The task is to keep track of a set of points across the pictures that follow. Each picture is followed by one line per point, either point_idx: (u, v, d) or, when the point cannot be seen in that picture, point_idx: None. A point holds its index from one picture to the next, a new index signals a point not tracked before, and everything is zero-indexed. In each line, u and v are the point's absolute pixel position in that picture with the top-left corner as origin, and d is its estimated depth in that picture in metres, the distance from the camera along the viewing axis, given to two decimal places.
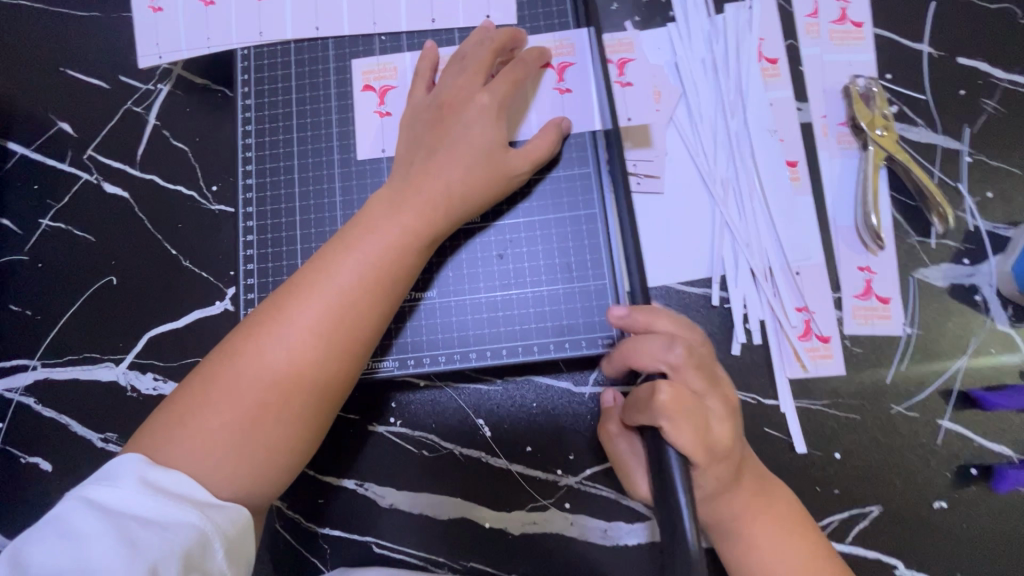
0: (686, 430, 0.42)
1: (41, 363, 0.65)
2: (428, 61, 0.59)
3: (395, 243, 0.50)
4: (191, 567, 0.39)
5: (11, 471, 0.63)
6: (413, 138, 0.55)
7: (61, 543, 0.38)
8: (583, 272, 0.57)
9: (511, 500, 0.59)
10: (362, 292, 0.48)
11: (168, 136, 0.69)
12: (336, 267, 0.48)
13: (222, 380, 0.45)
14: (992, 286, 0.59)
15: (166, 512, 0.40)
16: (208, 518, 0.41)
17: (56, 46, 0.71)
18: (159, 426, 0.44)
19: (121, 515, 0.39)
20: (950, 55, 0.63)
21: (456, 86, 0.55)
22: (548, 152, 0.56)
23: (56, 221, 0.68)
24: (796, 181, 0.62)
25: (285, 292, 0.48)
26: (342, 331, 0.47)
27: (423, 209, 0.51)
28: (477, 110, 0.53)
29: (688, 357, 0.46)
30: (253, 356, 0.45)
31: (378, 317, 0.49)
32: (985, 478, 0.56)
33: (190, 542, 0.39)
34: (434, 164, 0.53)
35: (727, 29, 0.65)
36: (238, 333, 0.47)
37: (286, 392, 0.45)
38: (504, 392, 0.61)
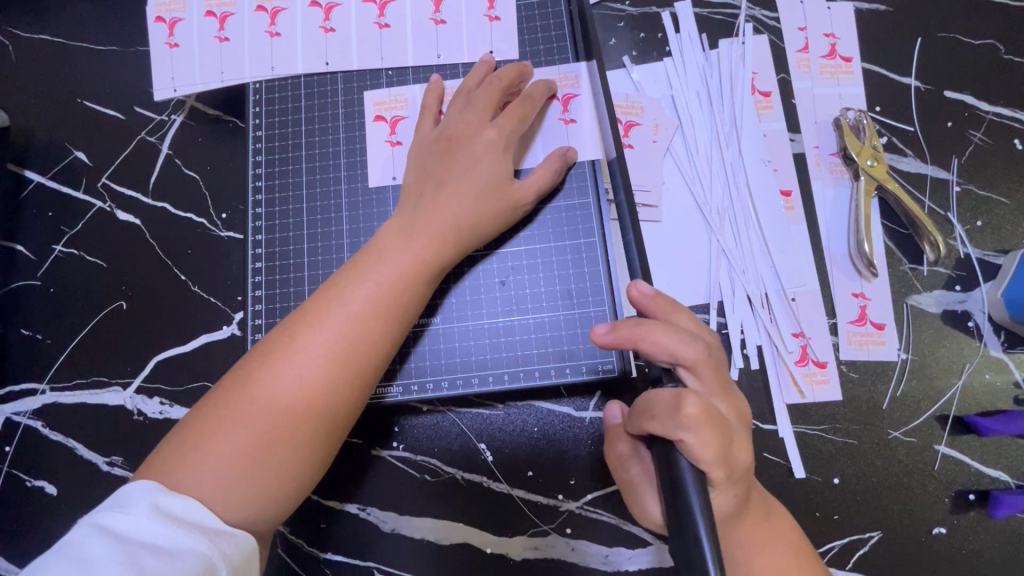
0: (711, 446, 0.39)
1: (50, 387, 0.66)
2: (434, 94, 0.61)
3: (405, 272, 0.51)
4: None
5: (17, 495, 0.64)
6: (420, 170, 0.57)
7: (71, 568, 0.38)
8: (583, 299, 0.58)
9: (513, 525, 0.60)
10: (373, 320, 0.49)
11: (180, 165, 0.71)
12: (349, 294, 0.50)
13: (235, 405, 0.46)
14: (984, 312, 0.60)
15: (175, 540, 0.40)
16: (215, 547, 0.41)
17: (74, 79, 0.74)
18: (172, 451, 0.45)
19: (131, 541, 0.39)
20: (937, 88, 0.65)
21: (463, 121, 0.57)
22: (550, 181, 0.57)
23: (69, 247, 0.70)
24: (791, 209, 0.64)
25: (297, 318, 0.50)
26: (354, 357, 0.48)
27: (432, 238, 0.53)
28: (485, 144, 0.56)
29: (706, 359, 0.43)
30: (266, 383, 0.47)
31: (388, 344, 0.50)
32: (983, 503, 0.56)
33: (197, 569, 0.39)
34: (441, 195, 0.54)
35: (721, 63, 0.67)
36: (251, 359, 0.49)
37: (298, 417, 0.46)
38: (506, 417, 0.61)
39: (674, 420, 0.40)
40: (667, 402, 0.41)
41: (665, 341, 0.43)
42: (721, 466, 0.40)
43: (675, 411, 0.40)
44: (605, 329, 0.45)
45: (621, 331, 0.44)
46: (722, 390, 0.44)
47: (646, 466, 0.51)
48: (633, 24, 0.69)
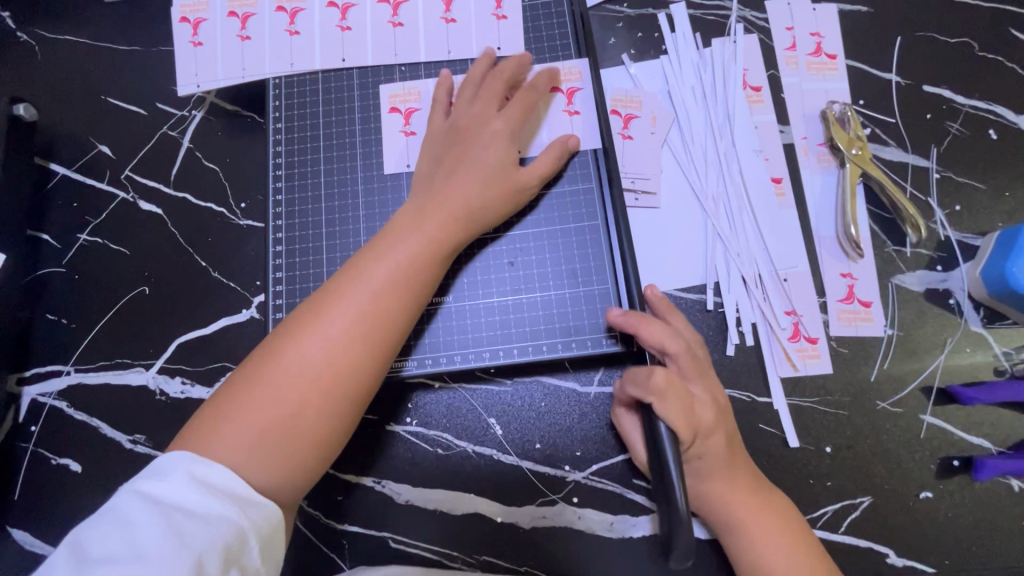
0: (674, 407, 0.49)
1: (75, 369, 0.69)
2: (445, 88, 0.64)
3: (421, 251, 0.55)
4: (230, 560, 0.42)
5: (42, 472, 0.66)
6: (433, 159, 0.61)
7: (114, 530, 0.40)
8: (587, 277, 0.62)
9: (521, 495, 0.62)
10: (393, 294, 0.53)
11: (200, 158, 0.74)
12: (369, 274, 0.53)
13: (263, 378, 0.49)
14: (965, 290, 0.64)
15: (210, 507, 0.43)
16: (247, 515, 0.44)
17: (99, 77, 0.77)
18: (206, 425, 0.48)
19: (169, 506, 0.42)
20: (916, 83, 0.70)
21: (473, 113, 0.61)
22: (555, 166, 0.61)
23: (93, 236, 0.73)
24: (782, 195, 0.68)
25: (319, 297, 0.53)
26: (375, 331, 0.51)
27: (446, 221, 0.56)
28: (493, 133, 0.60)
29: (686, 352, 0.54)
30: (294, 356, 0.49)
31: (407, 316, 0.54)
32: (967, 469, 0.59)
33: (230, 536, 0.42)
34: (454, 179, 0.58)
35: (715, 59, 0.71)
36: (277, 337, 0.51)
37: (323, 388, 0.49)
38: (514, 392, 0.64)
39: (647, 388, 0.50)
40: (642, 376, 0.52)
41: (655, 332, 0.53)
42: (685, 426, 0.49)
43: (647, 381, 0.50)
44: (619, 313, 0.55)
45: (629, 317, 0.54)
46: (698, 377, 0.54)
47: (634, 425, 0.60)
48: (631, 24, 0.73)
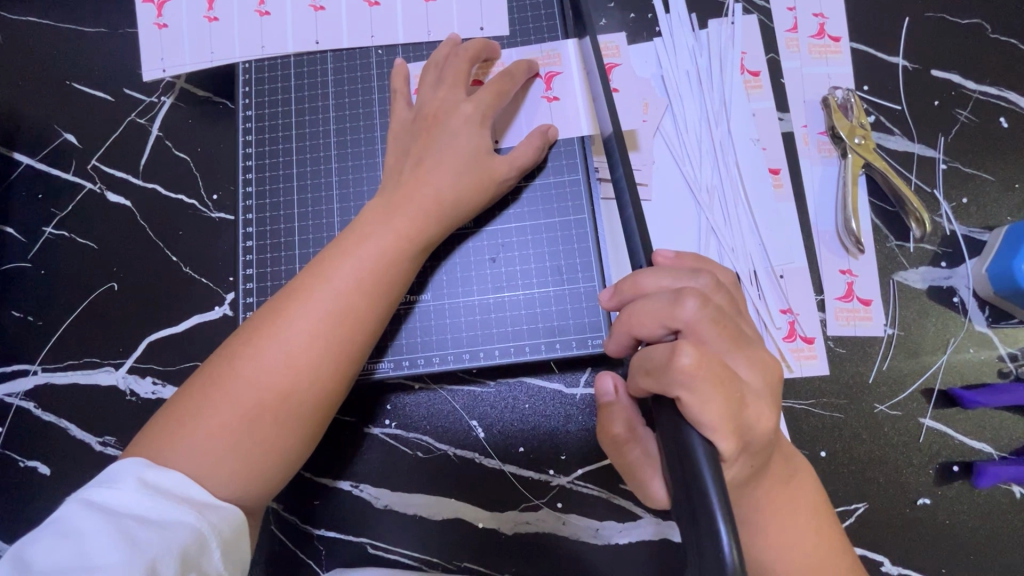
0: (713, 401, 0.38)
1: (42, 368, 0.66)
2: (433, 71, 0.59)
3: (391, 248, 0.51)
4: (189, 565, 0.40)
5: (10, 475, 0.64)
6: (402, 148, 0.57)
7: (61, 540, 0.38)
8: (573, 275, 0.59)
9: (505, 500, 0.60)
10: (359, 295, 0.49)
11: (170, 147, 0.71)
12: (333, 272, 0.49)
13: (222, 381, 0.46)
14: (969, 288, 0.61)
15: (164, 512, 0.41)
16: (205, 519, 0.42)
17: (62, 61, 0.73)
18: (160, 428, 0.45)
19: (121, 513, 0.40)
20: (923, 67, 0.66)
21: (439, 98, 0.57)
22: (533, 157, 0.58)
23: (59, 229, 0.70)
24: (779, 187, 0.64)
25: (284, 296, 0.49)
26: (341, 335, 0.48)
27: (417, 216, 0.53)
28: (462, 119, 0.55)
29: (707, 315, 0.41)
30: (254, 359, 0.47)
31: (376, 320, 0.50)
32: (966, 475, 0.57)
33: (188, 541, 0.40)
34: (422, 173, 0.54)
35: (711, 42, 0.68)
36: (239, 336, 0.49)
37: (283, 393, 0.46)
38: (497, 394, 0.62)
39: (670, 377, 0.39)
40: (662, 356, 0.40)
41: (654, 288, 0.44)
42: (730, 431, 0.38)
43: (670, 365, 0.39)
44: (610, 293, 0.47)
45: (622, 290, 0.46)
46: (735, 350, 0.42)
47: (647, 447, 0.49)
48: (623, 5, 0.69)
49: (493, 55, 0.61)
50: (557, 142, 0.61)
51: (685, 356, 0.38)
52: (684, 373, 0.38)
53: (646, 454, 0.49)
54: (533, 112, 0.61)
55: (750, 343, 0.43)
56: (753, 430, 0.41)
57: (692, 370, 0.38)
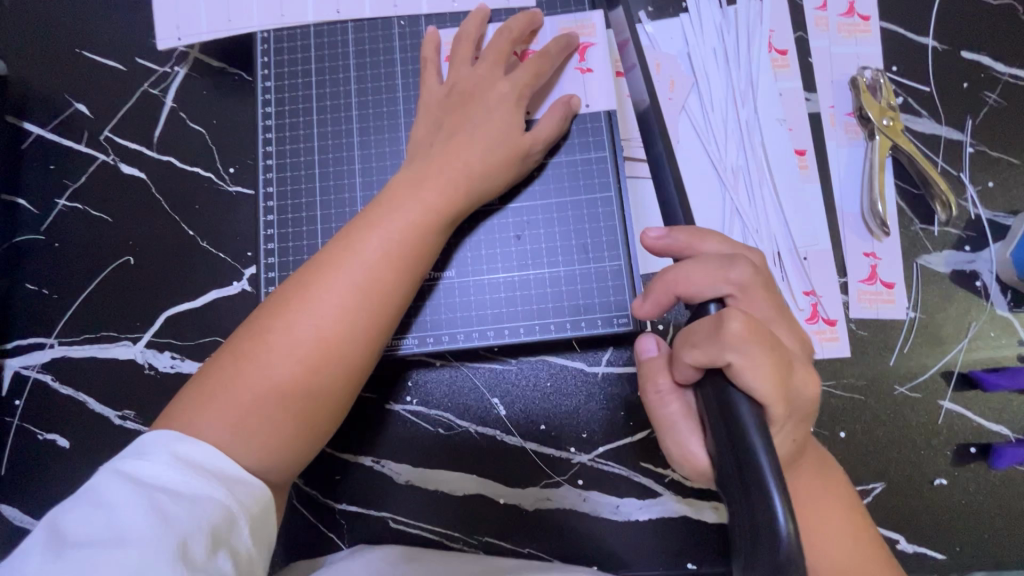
0: (762, 371, 0.38)
1: (58, 341, 0.66)
2: (466, 45, 0.58)
3: (418, 220, 0.50)
4: (218, 540, 0.40)
5: (29, 448, 0.64)
6: (433, 122, 0.56)
7: (93, 512, 0.38)
8: (599, 253, 0.58)
9: (526, 477, 0.61)
10: (387, 268, 0.49)
11: (185, 119, 0.69)
12: (362, 244, 0.49)
13: (251, 353, 0.46)
14: (992, 272, 0.61)
15: (195, 487, 0.41)
16: (234, 496, 0.42)
17: (71, 28, 0.71)
18: (190, 400, 0.45)
19: (153, 487, 0.40)
20: (953, 49, 0.65)
21: (477, 75, 0.56)
22: (557, 130, 0.57)
23: (73, 202, 0.69)
24: (805, 168, 0.64)
25: (311, 268, 0.49)
26: (370, 306, 0.48)
27: (445, 188, 0.52)
28: (498, 95, 0.55)
29: (753, 282, 0.42)
30: (283, 331, 0.46)
31: (403, 292, 0.50)
32: (983, 456, 0.58)
33: (217, 516, 0.40)
34: (453, 145, 0.53)
35: (739, 20, 0.66)
36: (266, 308, 0.48)
37: (314, 365, 0.46)
38: (519, 371, 0.62)
39: (718, 345, 0.39)
40: (708, 328, 0.40)
41: (697, 273, 0.42)
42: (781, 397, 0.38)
43: (718, 333, 0.39)
44: (647, 306, 0.46)
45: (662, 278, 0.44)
46: (782, 322, 0.43)
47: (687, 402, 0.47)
48: None
49: (538, 27, 0.60)
50: (582, 113, 0.60)
51: (734, 322, 0.38)
52: (732, 341, 0.38)
53: (685, 408, 0.47)
54: (565, 83, 0.60)
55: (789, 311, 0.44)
56: (800, 394, 0.41)
57: (741, 335, 0.38)
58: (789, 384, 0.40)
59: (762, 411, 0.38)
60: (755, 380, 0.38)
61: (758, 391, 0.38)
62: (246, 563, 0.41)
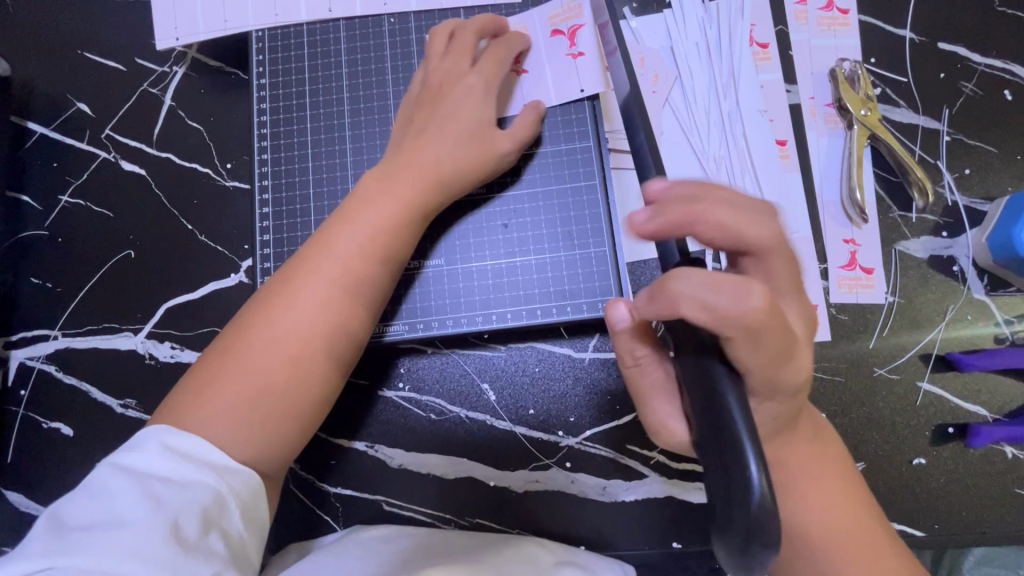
0: (762, 347, 0.35)
1: (62, 333, 0.68)
2: (440, 38, 0.59)
3: (389, 213, 0.52)
4: (211, 523, 0.41)
5: (34, 436, 0.66)
6: (405, 121, 0.59)
7: (91, 500, 0.40)
8: (583, 240, 0.60)
9: (515, 460, 0.62)
10: (362, 259, 0.51)
11: (183, 117, 0.71)
12: (334, 242, 0.51)
13: (236, 351, 0.48)
14: (969, 257, 0.62)
15: (186, 474, 0.42)
16: (225, 482, 0.44)
17: (73, 30, 0.74)
18: (178, 400, 0.47)
19: (146, 476, 0.42)
20: (930, 40, 0.67)
21: (444, 69, 0.58)
22: (531, 132, 0.59)
23: (75, 198, 0.71)
24: (785, 158, 0.66)
25: (287, 268, 0.51)
26: (347, 295, 0.50)
27: (414, 185, 0.54)
28: (465, 89, 0.57)
29: (773, 249, 0.37)
30: (264, 327, 0.48)
31: (379, 281, 0.52)
32: (961, 436, 0.59)
33: (208, 501, 0.42)
34: (420, 143, 0.55)
35: (720, 14, 0.68)
36: (246, 309, 0.50)
37: (296, 357, 0.48)
38: (507, 358, 0.64)
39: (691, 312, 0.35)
40: (687, 291, 0.36)
41: (705, 230, 0.36)
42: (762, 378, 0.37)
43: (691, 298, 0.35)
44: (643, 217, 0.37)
45: (688, 209, 0.36)
46: (792, 295, 0.39)
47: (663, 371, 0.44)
48: None
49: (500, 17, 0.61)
50: (577, 97, 0.61)
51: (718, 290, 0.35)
52: (746, 314, 0.33)
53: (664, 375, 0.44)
54: (556, 68, 0.62)
55: (803, 289, 0.40)
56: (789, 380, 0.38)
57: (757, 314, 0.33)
58: (782, 370, 0.38)
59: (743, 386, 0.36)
60: (748, 357, 0.35)
61: (746, 363, 0.35)
62: (237, 545, 0.43)
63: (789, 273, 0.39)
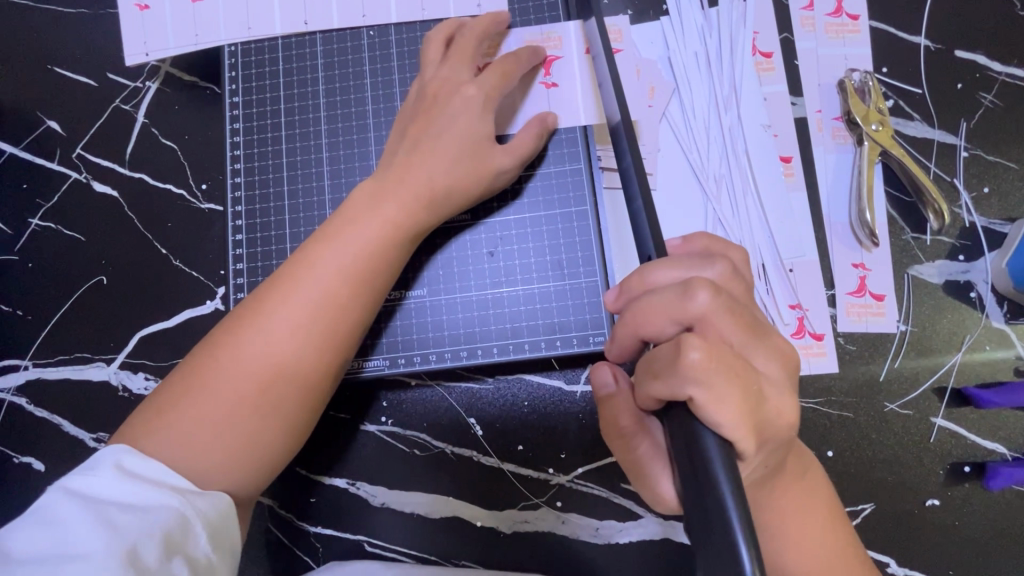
0: (726, 404, 0.35)
1: (33, 363, 0.65)
2: (436, 45, 0.56)
3: (377, 233, 0.48)
4: (173, 548, 0.38)
5: (4, 471, 0.63)
6: (399, 132, 0.54)
7: (39, 529, 0.36)
8: (574, 269, 0.57)
9: (503, 498, 0.59)
10: (344, 283, 0.47)
11: (157, 135, 0.68)
12: (319, 258, 0.47)
13: (203, 375, 0.44)
14: (987, 282, 0.58)
15: (146, 497, 0.39)
16: (190, 503, 0.40)
17: (42, 44, 0.70)
18: (141, 419, 0.44)
19: (101, 501, 0.38)
20: (946, 48, 0.62)
21: (442, 77, 0.54)
22: (533, 146, 0.55)
23: (46, 221, 0.68)
24: (790, 176, 0.62)
25: (267, 286, 0.47)
26: (327, 323, 0.46)
27: (407, 200, 0.50)
28: (463, 100, 0.52)
29: (716, 306, 0.37)
30: (236, 351, 0.45)
31: (361, 308, 0.48)
32: (978, 475, 0.56)
33: (171, 524, 0.38)
34: (415, 157, 0.51)
35: (721, 22, 0.64)
36: (221, 327, 0.46)
37: (265, 383, 0.44)
38: (495, 391, 0.60)
39: (678, 376, 0.35)
40: (667, 355, 0.37)
41: (656, 306, 0.38)
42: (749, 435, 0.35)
43: (678, 362, 0.36)
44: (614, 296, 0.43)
45: (628, 287, 0.41)
46: (757, 341, 0.39)
47: (655, 439, 0.43)
48: None
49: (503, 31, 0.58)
50: (559, 129, 0.58)
51: (693, 352, 0.35)
52: (692, 372, 0.35)
53: (654, 446, 0.43)
54: (534, 98, 0.57)
55: (764, 329, 0.39)
56: (772, 424, 0.38)
57: (702, 365, 0.35)
58: (761, 416, 0.37)
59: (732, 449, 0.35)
60: (719, 413, 0.34)
61: (720, 420, 0.34)
62: (205, 569, 0.40)
63: (749, 328, 0.38)
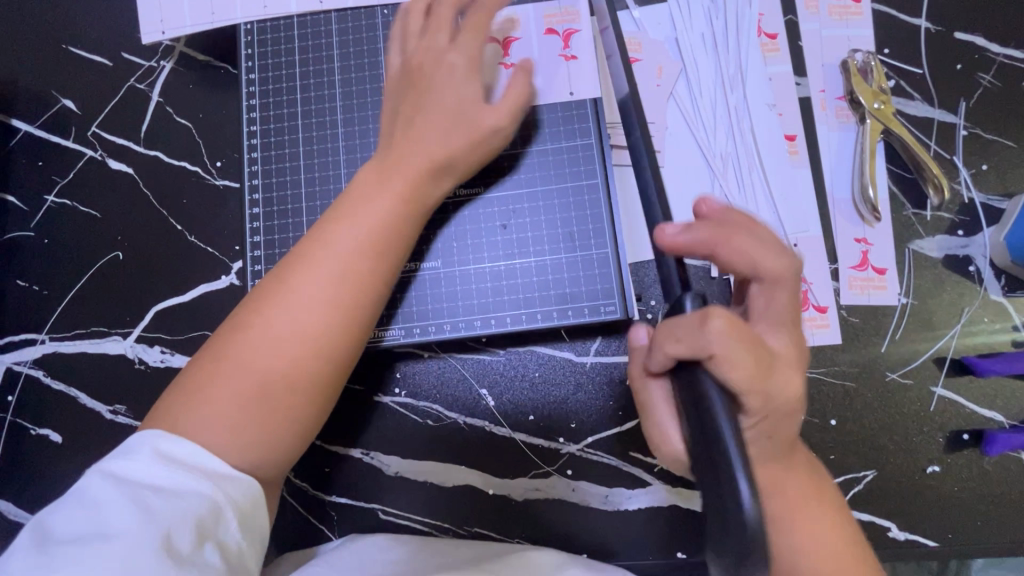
0: (738, 364, 0.38)
1: (50, 337, 0.66)
2: (419, 20, 0.57)
3: (394, 208, 0.49)
4: (205, 534, 0.39)
5: (23, 442, 0.64)
6: (389, 106, 0.55)
7: (78, 510, 0.38)
8: (585, 242, 0.58)
9: (515, 467, 0.61)
10: (365, 257, 0.48)
11: (172, 113, 0.69)
12: (334, 237, 0.48)
13: (229, 353, 0.45)
14: (985, 256, 0.60)
15: (179, 482, 0.40)
16: (220, 490, 0.41)
17: (57, 24, 0.71)
18: (169, 405, 0.44)
19: (137, 485, 0.39)
20: (947, 29, 0.64)
21: (425, 50, 0.54)
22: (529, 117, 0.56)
23: (62, 198, 0.69)
24: (795, 153, 0.63)
25: (285, 266, 0.48)
26: (350, 296, 0.47)
27: (416, 176, 0.51)
28: (449, 72, 0.53)
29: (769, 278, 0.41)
30: (262, 329, 0.45)
31: (383, 282, 0.49)
32: (977, 443, 0.57)
33: (202, 510, 0.39)
34: (415, 133, 0.52)
35: (728, 3, 0.65)
36: (241, 309, 0.47)
37: (294, 359, 0.45)
38: (507, 362, 0.62)
39: (702, 338, 0.38)
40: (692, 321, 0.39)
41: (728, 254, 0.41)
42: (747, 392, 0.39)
43: (702, 327, 0.38)
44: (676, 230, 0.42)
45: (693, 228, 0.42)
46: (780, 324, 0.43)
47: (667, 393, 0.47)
48: None
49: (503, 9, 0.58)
50: (567, 99, 0.59)
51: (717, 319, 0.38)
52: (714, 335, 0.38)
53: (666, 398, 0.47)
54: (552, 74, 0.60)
55: (789, 316, 0.43)
56: (779, 393, 0.41)
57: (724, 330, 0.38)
58: (768, 385, 0.40)
59: (733, 404, 0.38)
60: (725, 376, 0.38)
61: (723, 384, 0.38)
62: (235, 556, 0.41)
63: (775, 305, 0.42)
